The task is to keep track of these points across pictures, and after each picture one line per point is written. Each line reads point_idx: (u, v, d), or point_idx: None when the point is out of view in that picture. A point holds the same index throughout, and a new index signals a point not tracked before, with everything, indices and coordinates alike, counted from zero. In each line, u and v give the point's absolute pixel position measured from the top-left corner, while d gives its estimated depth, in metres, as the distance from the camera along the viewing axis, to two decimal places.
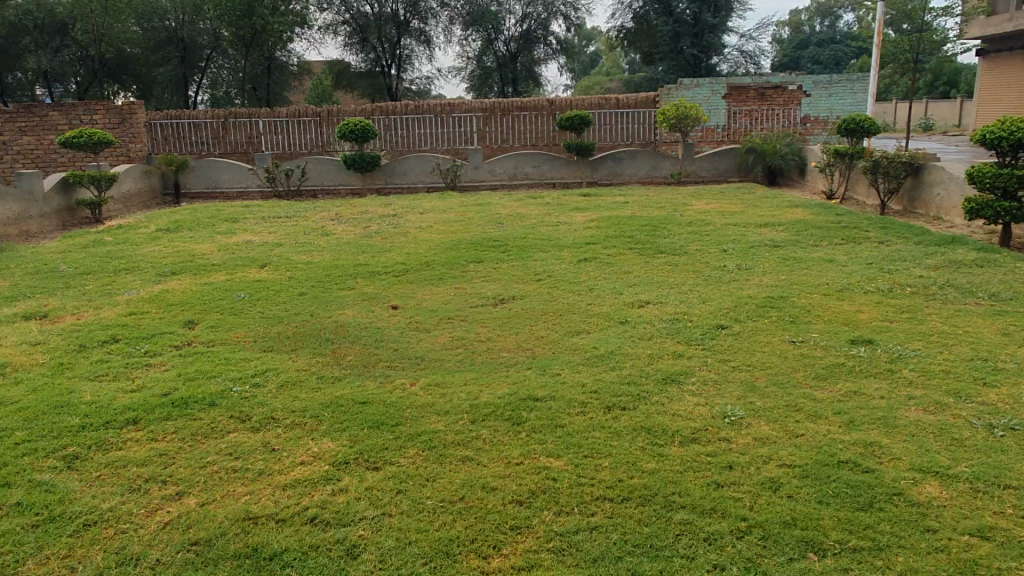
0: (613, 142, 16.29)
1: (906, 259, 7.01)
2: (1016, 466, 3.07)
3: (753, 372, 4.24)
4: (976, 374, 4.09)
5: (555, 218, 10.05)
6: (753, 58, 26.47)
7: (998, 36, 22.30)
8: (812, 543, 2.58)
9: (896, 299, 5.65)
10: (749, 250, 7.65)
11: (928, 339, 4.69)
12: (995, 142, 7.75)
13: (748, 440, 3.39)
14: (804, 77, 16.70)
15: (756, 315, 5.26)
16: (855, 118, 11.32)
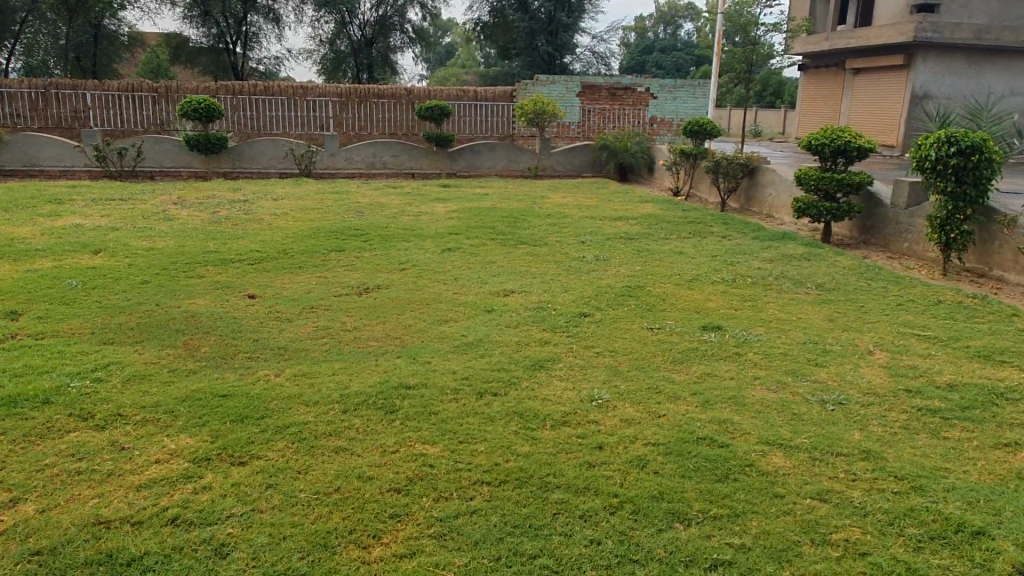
0: (472, 134, 16.39)
1: (745, 252, 7.60)
2: (845, 436, 3.43)
3: (616, 357, 4.44)
4: (809, 355, 4.52)
5: (416, 208, 9.96)
6: (603, 60, 27.56)
7: (816, 54, 24.65)
8: (677, 513, 2.75)
9: (738, 289, 6.12)
10: (605, 241, 7.98)
11: (768, 325, 5.13)
12: (819, 148, 8.55)
13: (615, 421, 3.55)
14: (652, 80, 17.62)
15: (616, 303, 5.51)
16: (698, 121, 12.11)
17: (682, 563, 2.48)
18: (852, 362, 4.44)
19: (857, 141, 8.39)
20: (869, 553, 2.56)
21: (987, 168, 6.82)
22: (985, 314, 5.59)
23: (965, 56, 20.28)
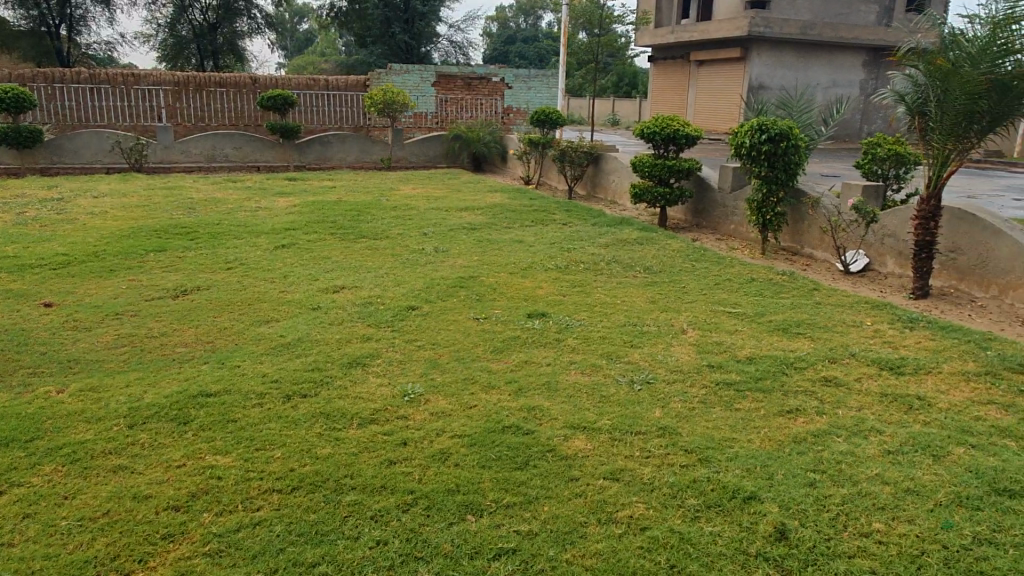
0: (322, 125, 15.87)
1: (582, 239, 7.79)
2: (646, 415, 3.58)
3: (437, 350, 4.40)
4: (626, 337, 4.69)
5: (255, 203, 9.51)
6: (461, 49, 27.56)
7: (662, 46, 25.56)
8: (471, 505, 2.75)
9: (570, 275, 6.25)
10: (447, 232, 7.96)
11: (592, 310, 5.26)
12: (652, 136, 8.89)
13: (425, 415, 3.51)
14: (505, 70, 17.73)
15: (446, 295, 5.48)
16: (545, 111, 12.29)
17: (467, 555, 2.47)
18: (664, 342, 4.64)
19: (684, 130, 8.80)
20: (648, 527, 2.67)
21: (794, 154, 7.32)
22: (790, 289, 6.02)
23: (793, 50, 21.87)
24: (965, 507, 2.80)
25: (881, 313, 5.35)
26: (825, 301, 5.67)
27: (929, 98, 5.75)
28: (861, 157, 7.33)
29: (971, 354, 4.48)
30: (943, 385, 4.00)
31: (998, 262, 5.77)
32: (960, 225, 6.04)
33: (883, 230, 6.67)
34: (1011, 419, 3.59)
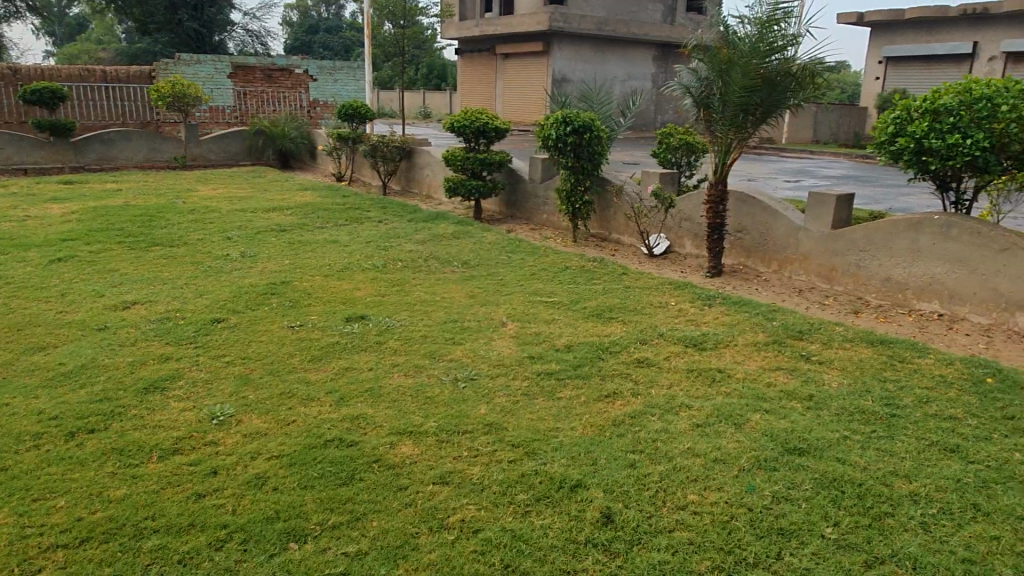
0: (102, 122, 14.31)
1: (398, 236, 7.65)
2: (472, 413, 3.55)
3: (248, 364, 4.09)
4: (448, 335, 4.64)
5: (22, 213, 8.35)
6: (259, 39, 26.10)
7: (468, 39, 25.81)
8: (293, 532, 2.57)
9: (388, 274, 6.10)
10: (254, 235, 7.48)
11: (412, 309, 5.16)
12: (462, 130, 8.88)
13: (237, 438, 3.24)
14: (308, 61, 16.95)
15: (255, 304, 5.12)
16: (352, 104, 11.85)
17: None
18: (486, 336, 4.65)
19: (493, 123, 8.92)
20: (481, 529, 2.64)
21: (597, 145, 7.65)
22: (601, 275, 6.29)
23: (591, 44, 22.99)
24: (764, 469, 3.05)
25: (683, 293, 5.74)
26: (633, 284, 5.99)
27: (712, 92, 6.23)
28: (656, 147, 7.82)
29: (760, 326, 4.93)
30: (739, 356, 4.37)
31: (777, 239, 6.42)
32: (744, 207, 6.64)
33: (680, 215, 7.17)
34: (795, 382, 3.99)
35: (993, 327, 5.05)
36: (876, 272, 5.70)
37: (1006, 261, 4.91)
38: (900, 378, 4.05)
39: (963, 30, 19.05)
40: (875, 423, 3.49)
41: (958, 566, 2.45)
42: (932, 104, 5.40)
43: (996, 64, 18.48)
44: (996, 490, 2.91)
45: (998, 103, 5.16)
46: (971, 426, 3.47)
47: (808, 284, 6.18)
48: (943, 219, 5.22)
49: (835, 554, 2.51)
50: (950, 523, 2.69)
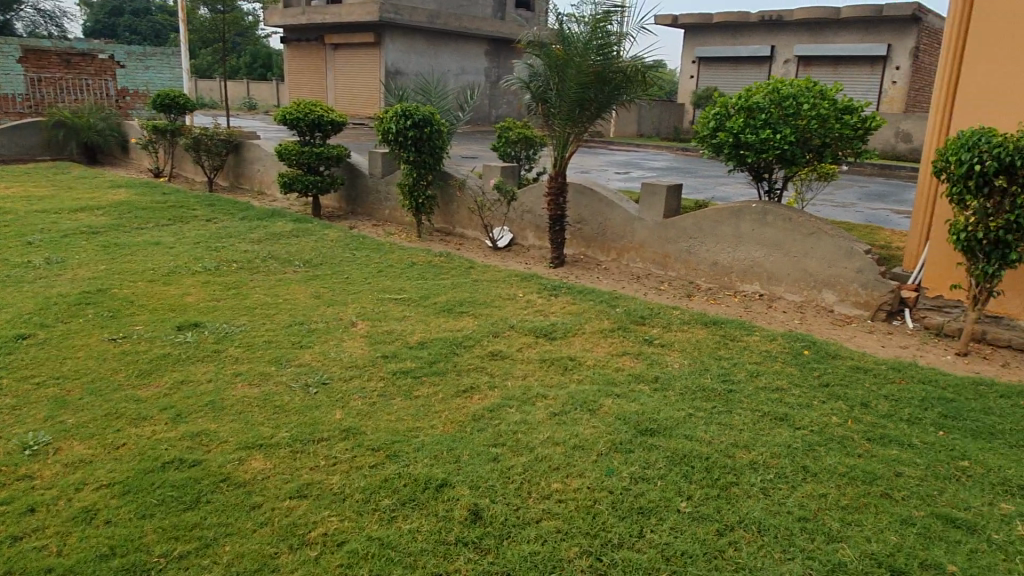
0: None
1: (231, 236, 7.17)
2: (326, 419, 3.39)
3: (63, 384, 3.64)
4: (294, 338, 4.41)
5: None
6: (52, 20, 23.44)
7: (294, 27, 24.73)
8: (133, 568, 2.32)
9: (222, 277, 5.70)
10: (60, 239, 6.69)
11: (252, 313, 4.85)
12: (295, 122, 8.45)
13: (57, 469, 2.87)
14: (114, 45, 15.45)
15: (68, 316, 4.58)
16: (169, 94, 10.95)
17: None
18: (335, 338, 4.47)
19: (329, 116, 8.59)
20: (345, 541, 2.52)
21: (438, 139, 7.57)
22: (449, 269, 6.26)
23: (423, 37, 22.84)
24: (621, 452, 3.17)
25: (530, 284, 5.84)
26: (481, 277, 6.01)
27: (549, 87, 6.37)
28: (495, 140, 7.88)
29: (605, 313, 5.13)
30: (588, 344, 4.52)
31: (614, 229, 6.70)
32: (583, 199, 6.87)
33: (522, 208, 7.25)
34: (642, 365, 4.19)
35: (805, 303, 5.60)
36: (705, 258, 6.12)
37: (813, 244, 5.48)
38: (733, 355, 4.38)
39: (762, 35, 21.00)
40: (714, 400, 3.74)
41: (796, 524, 2.67)
42: (746, 102, 5.84)
43: (790, 67, 20.56)
44: (820, 451, 3.21)
45: (801, 102, 5.71)
46: (795, 395, 3.81)
47: (645, 271, 6.52)
48: (760, 207, 5.70)
49: (691, 527, 2.65)
50: (786, 485, 2.93)
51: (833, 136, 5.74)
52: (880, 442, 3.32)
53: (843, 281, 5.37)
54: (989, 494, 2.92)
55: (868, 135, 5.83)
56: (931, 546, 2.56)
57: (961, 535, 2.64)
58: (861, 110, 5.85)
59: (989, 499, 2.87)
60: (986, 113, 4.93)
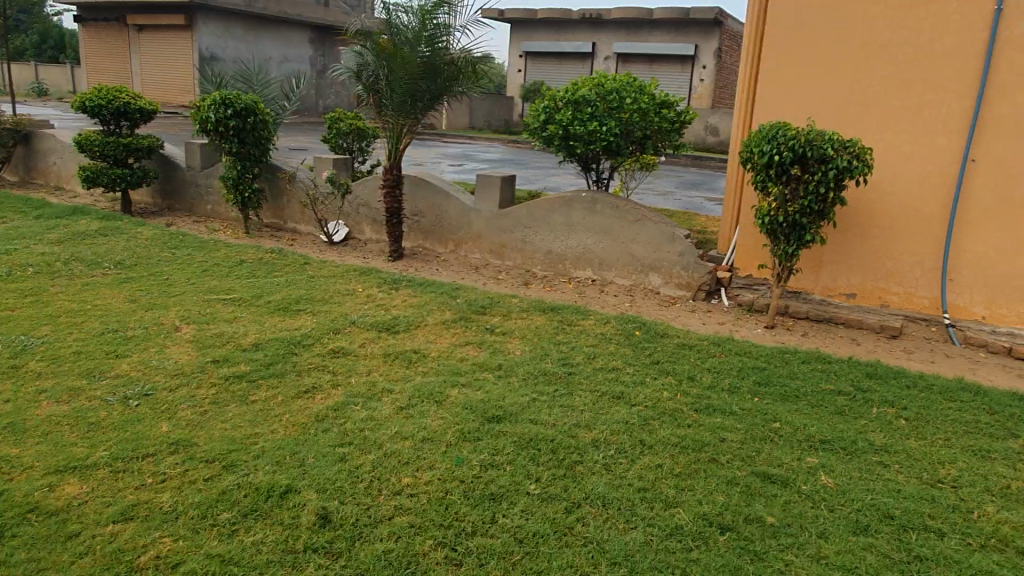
0: None
1: (24, 237, 6.38)
2: (152, 432, 3.12)
3: None
4: (109, 348, 4.01)
5: None
6: None
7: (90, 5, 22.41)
8: None
9: (16, 283, 5.06)
10: None
11: (56, 322, 4.35)
12: (96, 110, 7.64)
13: None
14: None
15: None
16: None
17: None
18: (157, 344, 4.12)
19: (137, 103, 7.88)
20: (181, 562, 2.34)
21: (263, 129, 7.18)
22: (281, 266, 5.97)
23: (241, 21, 21.55)
24: (469, 440, 3.19)
25: (368, 278, 5.71)
26: (317, 273, 5.80)
27: (379, 76, 6.23)
28: (325, 131, 7.60)
29: (447, 304, 5.13)
30: (431, 336, 4.50)
31: (452, 221, 6.72)
32: (419, 191, 6.82)
33: (356, 201, 7.05)
34: (485, 354, 4.24)
35: (634, 287, 5.94)
36: (540, 246, 6.30)
37: (638, 230, 5.83)
38: (570, 339, 4.55)
39: (583, 31, 21.90)
40: (556, 383, 3.87)
41: (636, 495, 2.83)
42: (574, 95, 6.05)
43: (610, 63, 21.66)
44: (654, 424, 3.42)
45: (623, 95, 6.02)
46: (629, 373, 4.04)
47: (483, 261, 6.59)
48: (590, 197, 5.96)
49: (541, 508, 2.72)
50: (625, 459, 3.10)
51: (652, 129, 6.12)
52: (706, 412, 3.60)
53: (667, 264, 5.76)
54: (798, 450, 3.26)
55: (683, 128, 6.30)
56: (752, 501, 2.81)
57: (776, 489, 2.92)
58: (677, 105, 6.26)
59: (798, 455, 3.21)
60: (780, 108, 5.49)
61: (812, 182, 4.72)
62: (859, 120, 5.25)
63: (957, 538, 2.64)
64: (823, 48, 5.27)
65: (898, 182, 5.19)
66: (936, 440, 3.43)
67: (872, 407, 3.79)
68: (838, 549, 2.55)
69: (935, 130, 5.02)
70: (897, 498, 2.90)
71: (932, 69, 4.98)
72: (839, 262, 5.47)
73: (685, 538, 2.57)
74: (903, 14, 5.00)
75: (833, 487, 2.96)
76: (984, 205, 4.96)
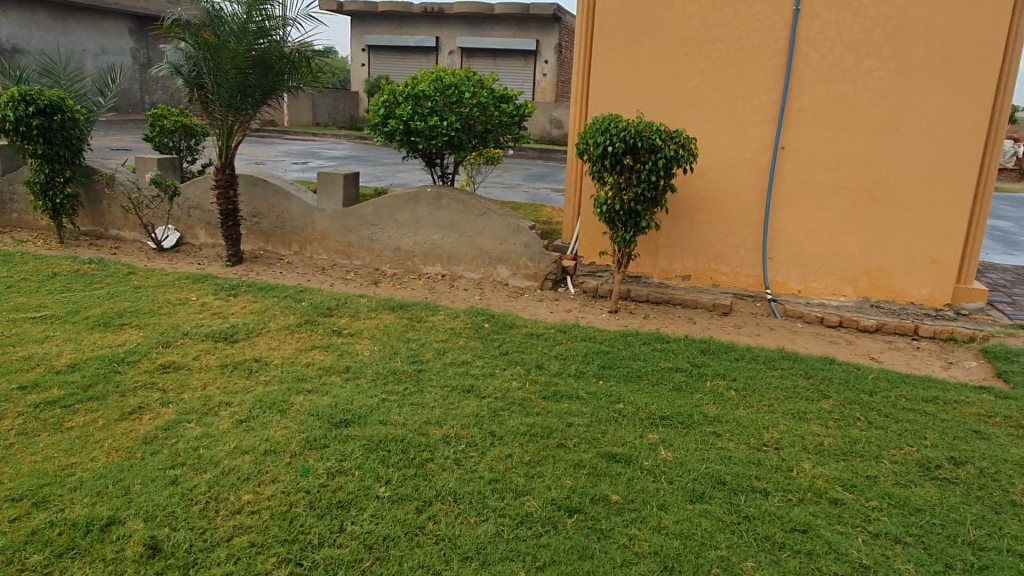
0: None
1: None
2: None
3: None
4: None
5: None
6: None
7: None
8: None
9: None
10: None
11: None
12: None
13: None
14: None
15: None
16: None
17: None
18: None
19: None
20: None
21: (73, 128, 6.52)
22: (103, 277, 5.48)
23: (47, 10, 19.52)
24: (315, 448, 3.06)
25: (203, 286, 5.36)
26: (145, 283, 5.37)
27: (203, 70, 5.84)
28: (147, 130, 7.04)
29: (290, 308, 4.92)
30: (273, 342, 4.29)
31: (293, 221, 6.44)
32: (256, 191, 6.48)
33: (187, 203, 6.60)
34: (332, 357, 4.10)
35: (483, 280, 5.99)
36: (388, 244, 6.19)
37: (485, 224, 5.88)
38: (420, 336, 4.50)
39: (426, 25, 21.77)
40: (406, 381, 3.82)
41: (487, 487, 2.84)
42: (413, 90, 5.98)
43: (454, 57, 21.68)
44: (504, 415, 3.46)
45: (462, 90, 6.02)
46: (479, 366, 4.06)
47: (329, 261, 6.38)
48: (435, 192, 5.92)
49: (391, 510, 2.67)
50: (476, 452, 3.10)
51: (493, 123, 6.20)
52: (554, 398, 3.68)
53: (513, 256, 5.86)
54: (641, 427, 3.41)
55: (523, 121, 6.42)
56: (598, 481, 2.91)
57: (621, 467, 3.03)
58: (515, 98, 6.39)
59: (640, 432, 3.35)
60: (611, 101, 5.69)
61: (644, 171, 4.95)
62: (683, 111, 5.56)
63: (779, 496, 2.87)
64: (647, 43, 5.51)
65: (720, 169, 5.56)
66: (761, 407, 3.72)
67: (706, 381, 4.05)
68: (677, 519, 2.69)
69: (750, 121, 5.44)
70: (728, 464, 3.11)
71: (744, 64, 5.37)
72: (673, 246, 5.78)
73: (534, 525, 2.62)
74: (717, 12, 5.35)
75: (672, 460, 3.12)
76: (794, 189, 5.47)
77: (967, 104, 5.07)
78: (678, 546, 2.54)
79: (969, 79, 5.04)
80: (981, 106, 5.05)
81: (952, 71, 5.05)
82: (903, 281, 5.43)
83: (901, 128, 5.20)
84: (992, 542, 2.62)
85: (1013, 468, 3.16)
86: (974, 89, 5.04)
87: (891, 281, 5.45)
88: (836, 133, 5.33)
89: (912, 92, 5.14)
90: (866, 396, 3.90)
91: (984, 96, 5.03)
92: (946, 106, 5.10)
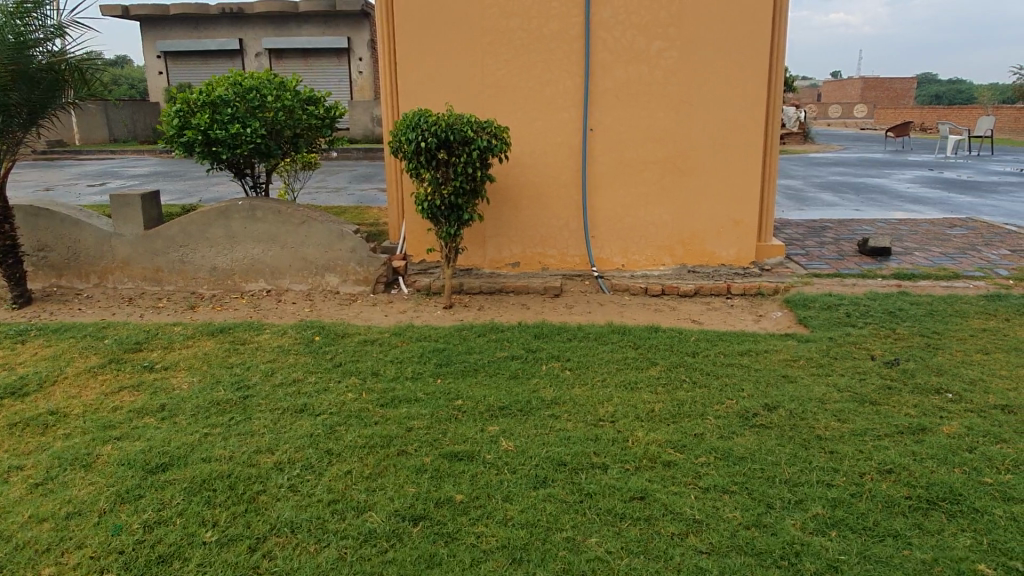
0: None
1: None
2: None
3: None
4: None
5: None
6: None
7: None
8: None
9: None
10: None
11: None
12: None
13: None
14: None
15: None
16: None
17: None
18: None
19: None
20: None
21: None
22: None
23: None
24: (127, 502, 2.76)
25: None
26: None
27: None
28: None
29: (91, 348, 4.43)
30: (72, 390, 3.82)
31: (89, 250, 5.82)
32: (38, 222, 5.77)
33: None
34: (143, 397, 3.72)
35: (312, 290, 5.73)
36: (201, 264, 5.75)
37: (306, 232, 5.63)
38: (243, 359, 4.22)
39: (226, 28, 20.55)
40: (231, 411, 3.54)
41: (326, 510, 2.70)
42: (209, 96, 5.54)
43: (263, 61, 20.69)
44: (340, 430, 3.31)
45: (263, 93, 5.70)
46: (311, 383, 3.86)
47: (135, 290, 5.83)
48: (247, 204, 5.57)
49: (220, 555, 2.46)
50: (312, 475, 2.94)
51: (301, 126, 5.97)
52: (391, 405, 3.58)
53: (341, 262, 5.66)
54: (481, 421, 3.40)
55: (333, 122, 6.28)
56: (442, 484, 2.86)
57: (463, 465, 3.00)
58: (322, 100, 6.21)
59: (480, 427, 3.34)
60: (420, 95, 5.58)
61: (459, 164, 4.94)
62: (493, 100, 5.58)
63: (617, 467, 2.97)
64: (450, 34, 5.47)
65: (535, 156, 5.67)
66: (595, 382, 3.83)
67: (542, 365, 4.11)
68: (521, 508, 2.70)
69: (558, 106, 5.58)
70: (568, 444, 3.16)
71: (545, 51, 5.50)
72: (500, 236, 5.82)
73: (379, 541, 2.52)
74: (513, 2, 5.42)
75: (512, 450, 3.13)
76: (605, 168, 5.68)
77: (746, 76, 5.50)
78: (524, 535, 2.54)
79: (744, 53, 5.47)
80: (755, 77, 5.51)
81: (730, 46, 5.45)
82: (713, 244, 5.84)
83: (694, 103, 5.55)
84: (805, 476, 2.86)
85: (816, 406, 3.47)
86: (751, 62, 5.48)
87: (704, 245, 5.84)
88: (636, 111, 5.59)
89: (699, 69, 5.50)
90: (689, 358, 4.13)
91: (759, 68, 5.49)
92: (730, 79, 5.51)
